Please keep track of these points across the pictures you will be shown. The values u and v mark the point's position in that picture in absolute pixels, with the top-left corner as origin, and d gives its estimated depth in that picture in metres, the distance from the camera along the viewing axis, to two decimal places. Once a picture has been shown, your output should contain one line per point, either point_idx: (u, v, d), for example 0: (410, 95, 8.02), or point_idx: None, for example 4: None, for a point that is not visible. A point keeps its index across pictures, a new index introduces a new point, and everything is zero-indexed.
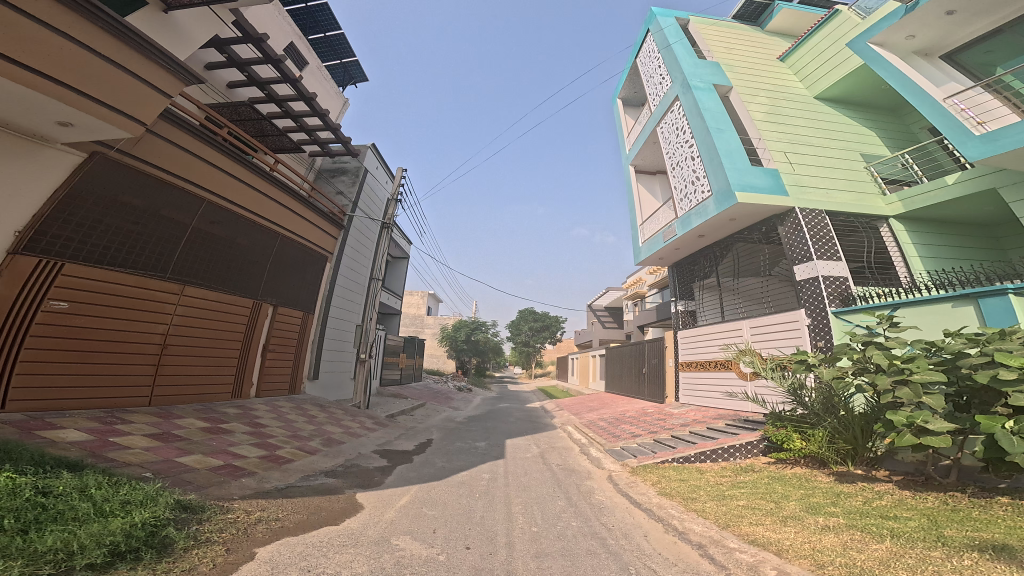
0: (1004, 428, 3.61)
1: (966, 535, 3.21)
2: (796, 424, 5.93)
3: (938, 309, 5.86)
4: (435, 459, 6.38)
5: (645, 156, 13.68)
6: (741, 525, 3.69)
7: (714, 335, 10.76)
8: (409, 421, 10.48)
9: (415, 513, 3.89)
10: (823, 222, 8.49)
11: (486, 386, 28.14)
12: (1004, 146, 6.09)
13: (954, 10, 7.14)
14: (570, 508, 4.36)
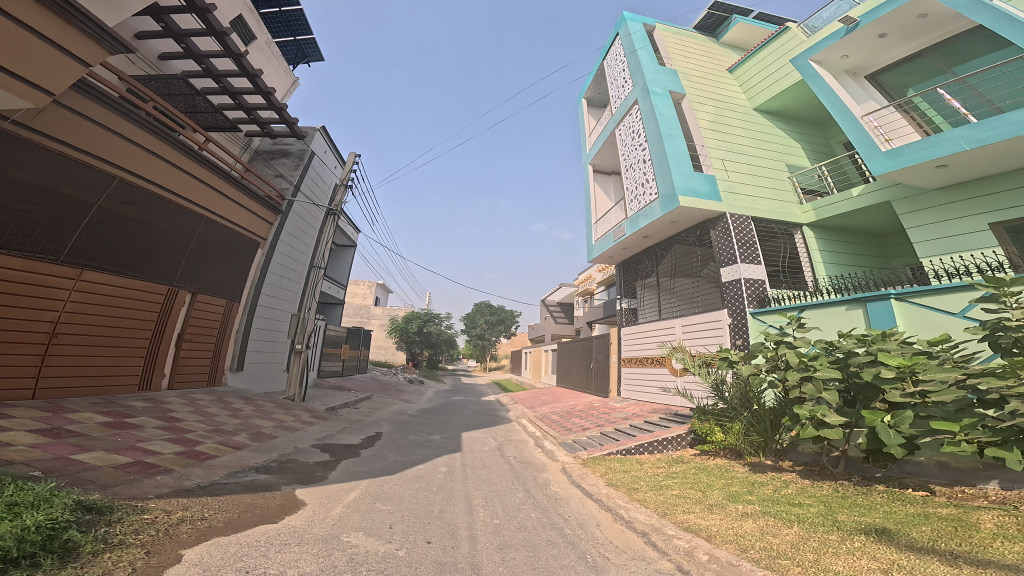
0: (883, 422, 4.14)
1: (855, 519, 3.66)
2: (718, 418, 6.45)
3: (836, 312, 6.57)
4: (387, 453, 6.22)
5: (604, 156, 14.08)
6: (676, 513, 3.96)
7: (651, 332, 11.37)
8: (353, 414, 10.17)
9: (369, 508, 3.79)
10: (748, 227, 9.25)
11: (438, 379, 27.84)
12: (904, 162, 6.76)
13: (886, 32, 7.89)
14: (529, 499, 4.45)
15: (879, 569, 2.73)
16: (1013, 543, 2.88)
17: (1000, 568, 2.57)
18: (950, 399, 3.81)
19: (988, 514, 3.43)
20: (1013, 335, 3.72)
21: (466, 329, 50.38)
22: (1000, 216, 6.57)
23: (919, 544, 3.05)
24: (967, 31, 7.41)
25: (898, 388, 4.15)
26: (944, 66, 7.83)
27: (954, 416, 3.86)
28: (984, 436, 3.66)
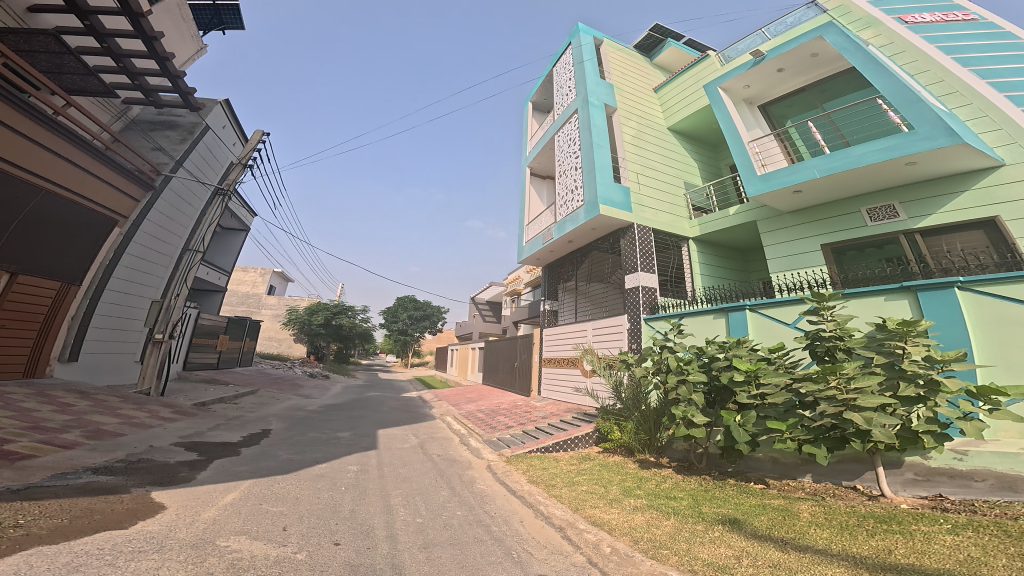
0: (735, 422, 4.82)
1: (715, 510, 4.17)
2: (617, 418, 6.96)
3: (706, 320, 7.44)
4: (278, 451, 5.62)
5: (543, 161, 14.40)
6: (586, 508, 4.15)
7: (568, 334, 11.90)
8: (231, 410, 9.05)
9: (254, 510, 3.38)
10: (649, 238, 10.09)
11: (350, 374, 26.13)
12: (772, 186, 7.80)
13: (784, 67, 8.99)
14: (454, 497, 4.35)
15: (733, 555, 3.12)
16: (824, 528, 3.48)
17: (815, 550, 3.09)
18: (780, 400, 4.52)
19: (805, 504, 4.11)
20: (826, 343, 4.47)
21: (385, 323, 47.95)
22: (830, 238, 7.87)
23: (762, 531, 3.55)
24: (840, 73, 8.75)
25: (746, 390, 4.84)
26: (816, 102, 9.19)
27: (783, 416, 4.54)
28: (800, 433, 4.35)
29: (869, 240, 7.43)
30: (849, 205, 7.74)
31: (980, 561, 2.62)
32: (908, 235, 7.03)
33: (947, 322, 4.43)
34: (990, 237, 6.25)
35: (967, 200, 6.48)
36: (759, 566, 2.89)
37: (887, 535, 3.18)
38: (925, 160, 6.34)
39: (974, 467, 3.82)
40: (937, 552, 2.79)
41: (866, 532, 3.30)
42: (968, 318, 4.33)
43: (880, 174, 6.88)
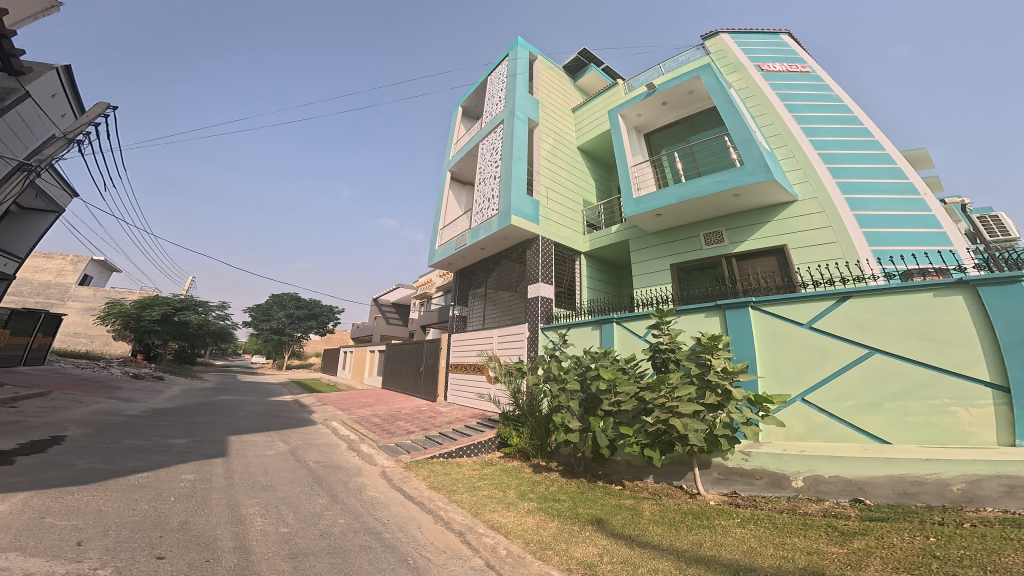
0: (600, 428, 5.21)
1: (589, 511, 4.37)
2: (516, 423, 7.04)
3: (586, 331, 7.98)
4: (81, 461, 4.38)
5: (464, 167, 14.30)
6: (486, 512, 4.05)
7: (473, 340, 11.78)
8: (12, 416, 6.88)
9: (29, 525, 2.53)
10: (550, 251, 10.57)
11: (208, 378, 22.20)
12: (642, 208, 8.67)
13: (667, 101, 9.92)
14: (336, 505, 3.85)
15: (597, 553, 3.28)
16: (658, 525, 3.86)
17: (653, 546, 3.39)
18: (629, 407, 5.00)
19: (648, 503, 4.55)
20: (661, 355, 5.07)
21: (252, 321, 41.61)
22: (676, 259, 9.08)
23: (619, 530, 3.81)
24: (703, 111, 10.12)
25: (607, 398, 5.26)
26: (684, 135, 10.51)
27: (631, 422, 5.02)
28: (642, 437, 4.87)
29: (700, 262, 8.74)
30: (691, 230, 9.02)
31: (756, 551, 3.10)
32: (727, 258, 8.45)
33: (742, 339, 5.37)
34: (779, 263, 7.87)
35: (767, 230, 8.07)
36: (614, 563, 3.08)
37: (699, 530, 3.63)
38: (747, 193, 7.75)
39: (755, 466, 4.52)
40: (730, 545, 3.25)
41: (687, 528, 3.73)
42: (755, 335, 5.32)
43: (720, 202, 8.15)
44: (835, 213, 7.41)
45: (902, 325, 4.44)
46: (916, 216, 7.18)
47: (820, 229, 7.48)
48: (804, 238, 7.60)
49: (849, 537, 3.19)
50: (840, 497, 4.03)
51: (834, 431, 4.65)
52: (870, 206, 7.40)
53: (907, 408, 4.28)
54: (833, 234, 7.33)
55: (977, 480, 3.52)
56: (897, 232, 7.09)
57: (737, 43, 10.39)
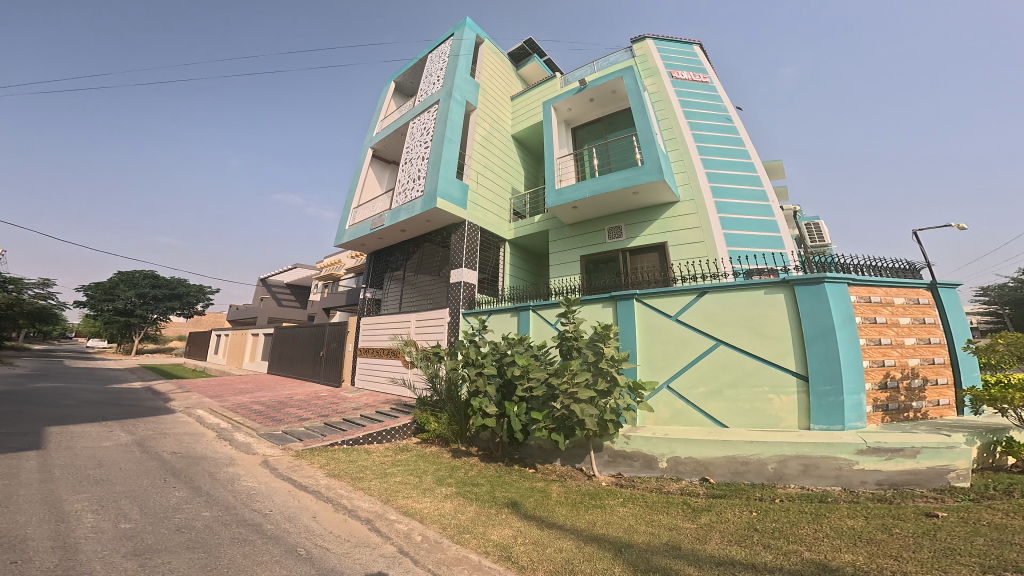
0: (514, 413, 5.37)
1: (507, 494, 4.43)
2: (433, 409, 7.01)
3: (504, 318, 8.12)
4: None
5: (388, 145, 13.64)
6: (398, 498, 4.01)
7: (387, 323, 11.38)
8: None
9: None
10: (475, 237, 10.48)
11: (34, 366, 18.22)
12: (562, 199, 8.94)
13: (594, 98, 10.24)
14: (197, 497, 3.52)
15: (511, 535, 3.34)
16: (563, 506, 4.04)
17: (558, 526, 3.53)
18: (540, 393, 5.19)
19: (554, 485, 4.77)
20: (567, 343, 5.33)
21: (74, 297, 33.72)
22: (584, 250, 9.65)
23: (531, 511, 3.92)
24: (621, 109, 10.64)
25: (520, 384, 5.42)
26: (604, 133, 11.06)
27: (541, 407, 5.23)
28: (549, 422, 5.13)
29: (604, 255, 9.37)
30: (597, 224, 9.61)
31: (632, 528, 3.33)
32: (623, 252, 9.15)
33: (627, 329, 5.95)
34: (658, 258, 8.66)
35: (655, 227, 8.79)
36: (526, 543, 3.16)
37: (592, 510, 3.86)
38: (645, 191, 8.29)
39: (633, 449, 4.93)
40: (615, 523, 3.48)
41: (583, 507, 3.94)
42: (637, 326, 5.91)
43: (623, 199, 8.68)
44: (706, 216, 8.23)
45: (741, 320, 5.21)
46: (764, 221, 8.19)
47: (693, 228, 8.29)
48: (681, 236, 8.41)
49: (697, 514, 3.59)
50: (692, 476, 4.54)
51: (688, 416, 5.37)
52: (732, 210, 8.30)
53: (740, 395, 5.07)
54: (700, 234, 8.19)
55: (784, 460, 4.18)
56: (745, 234, 8.07)
57: (659, 47, 10.62)
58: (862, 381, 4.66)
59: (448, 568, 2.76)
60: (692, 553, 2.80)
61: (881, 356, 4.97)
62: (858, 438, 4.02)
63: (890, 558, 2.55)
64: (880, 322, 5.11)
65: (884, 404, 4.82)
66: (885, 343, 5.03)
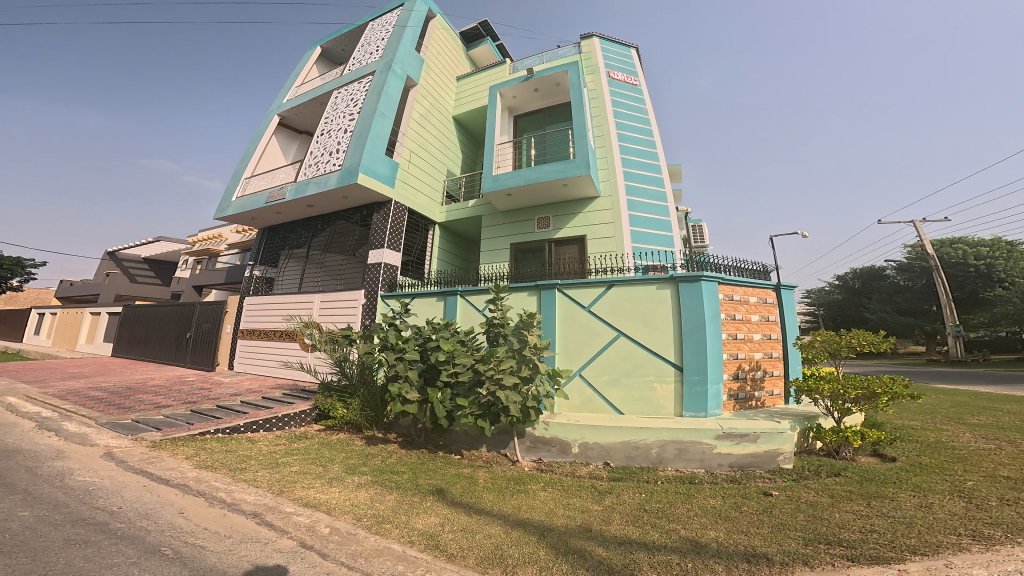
0: (439, 399, 5.31)
1: (430, 481, 4.38)
2: (340, 395, 6.74)
3: (429, 301, 7.88)
4: None
5: (300, 114, 12.76)
6: (294, 490, 3.89)
7: (279, 304, 10.71)
8: None
9: None
10: (402, 218, 9.99)
11: None
12: (498, 185, 8.92)
13: (539, 88, 10.32)
14: (12, 497, 3.09)
15: (439, 522, 3.30)
16: (490, 491, 4.09)
17: (485, 512, 3.56)
18: (466, 379, 5.17)
19: (481, 471, 4.81)
20: (494, 330, 5.39)
21: None
22: (513, 239, 9.78)
23: (459, 498, 3.90)
24: (562, 102, 10.83)
25: (445, 369, 5.34)
26: (543, 124, 11.16)
27: (467, 393, 5.22)
28: (476, 408, 5.16)
29: (530, 244, 9.58)
30: (526, 214, 9.77)
31: (553, 511, 3.49)
32: (548, 243, 9.43)
33: (549, 318, 6.16)
34: (578, 250, 9.09)
35: (578, 221, 9.15)
36: (455, 531, 3.14)
37: (516, 494, 3.96)
38: (574, 184, 8.54)
39: (552, 434, 5.14)
40: (540, 506, 3.62)
41: (508, 493, 4.02)
42: (557, 316, 6.14)
43: (553, 190, 8.89)
44: (619, 215, 8.77)
45: (635, 316, 5.68)
46: (658, 220, 9.02)
47: (607, 223, 8.84)
48: (599, 231, 8.88)
49: (603, 495, 3.86)
50: (597, 460, 4.87)
51: (594, 403, 5.74)
52: (639, 208, 9.01)
53: (634, 384, 5.55)
54: (613, 229, 8.74)
55: (663, 445, 4.64)
56: (646, 231, 8.84)
57: (604, 49, 10.82)
58: (720, 372, 5.37)
59: (369, 560, 2.68)
60: (602, 532, 3.01)
61: (735, 350, 5.72)
62: (716, 425, 4.62)
63: (739, 533, 2.94)
64: (737, 318, 5.84)
65: (734, 394, 5.56)
66: (738, 338, 5.79)
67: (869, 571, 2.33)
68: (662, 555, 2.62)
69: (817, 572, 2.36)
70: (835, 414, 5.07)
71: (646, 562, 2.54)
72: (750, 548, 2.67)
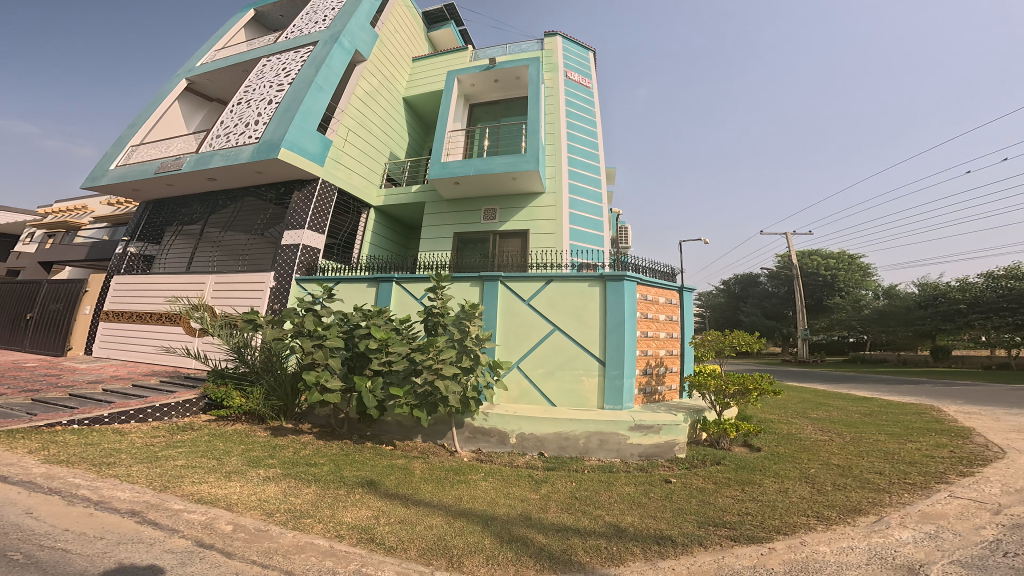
0: (366, 387, 5.14)
1: (356, 473, 4.24)
2: (237, 383, 6.34)
3: (359, 288, 7.47)
4: None
5: (213, 79, 11.72)
6: (181, 486, 3.61)
7: (162, 285, 9.88)
8: None
9: None
10: (329, 199, 9.32)
11: None
12: (446, 173, 8.72)
13: (499, 79, 10.22)
14: None
15: (372, 515, 3.22)
16: (427, 482, 4.05)
17: (425, 503, 3.53)
18: (400, 368, 5.05)
19: (417, 462, 4.74)
20: (433, 319, 5.32)
21: None
22: (458, 229, 9.65)
23: (392, 490, 3.82)
24: (520, 97, 10.79)
25: (376, 357, 5.16)
26: (498, 116, 11.05)
27: (401, 381, 5.10)
28: (411, 399, 5.04)
29: (473, 234, 9.53)
30: (472, 205, 9.67)
31: (495, 501, 3.55)
32: (493, 234, 9.42)
33: (490, 309, 6.19)
34: (521, 244, 9.22)
35: (522, 215, 9.26)
36: (392, 523, 3.07)
37: (456, 484, 3.98)
38: (523, 178, 8.62)
39: (491, 425, 5.23)
40: (481, 496, 3.67)
41: (448, 484, 4.01)
42: (498, 307, 6.19)
43: (500, 183, 8.88)
44: (562, 212, 9.02)
45: (573, 312, 5.90)
46: (593, 220, 9.45)
47: (550, 220, 9.04)
48: (542, 227, 9.06)
49: (539, 484, 4.01)
50: (533, 450, 5.03)
51: (530, 396, 5.91)
52: (578, 207, 9.33)
53: (565, 376, 5.80)
54: (554, 226, 8.97)
55: (588, 435, 4.91)
56: (581, 229, 9.21)
57: (565, 49, 10.94)
58: (634, 366, 5.78)
59: (289, 556, 2.57)
60: (540, 520, 3.14)
61: (645, 347, 6.19)
62: (629, 416, 4.94)
63: (650, 517, 3.21)
64: (647, 317, 6.31)
65: (642, 388, 6.03)
66: (648, 335, 6.27)
67: (748, 549, 2.65)
68: (593, 540, 2.80)
69: (710, 550, 2.65)
70: (718, 407, 5.71)
71: (580, 548, 2.68)
72: (660, 532, 2.92)
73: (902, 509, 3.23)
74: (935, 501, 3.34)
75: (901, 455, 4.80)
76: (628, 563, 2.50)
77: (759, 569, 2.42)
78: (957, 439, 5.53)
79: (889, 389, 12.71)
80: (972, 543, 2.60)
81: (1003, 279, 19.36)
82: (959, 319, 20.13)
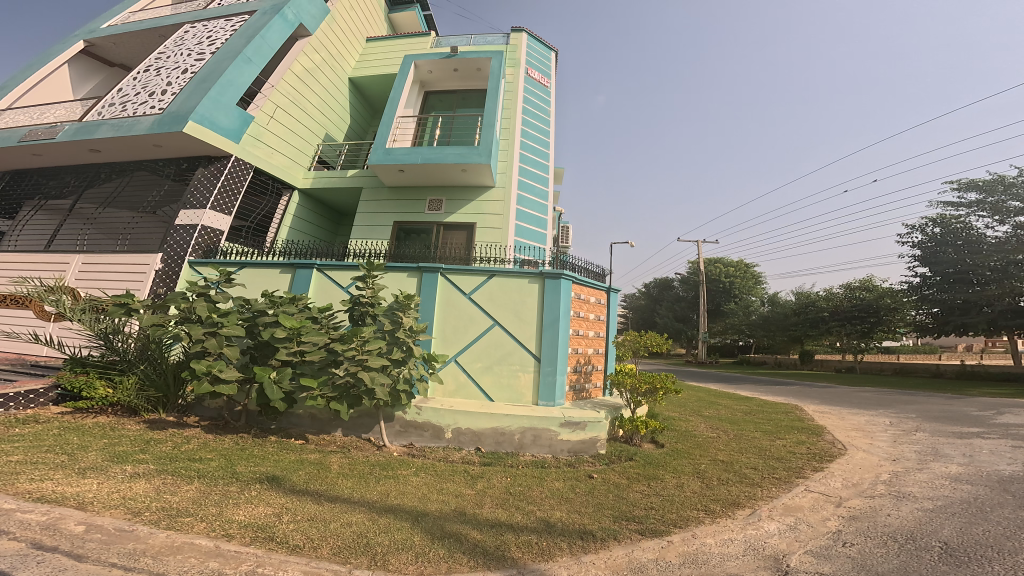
0: (270, 377, 4.82)
1: (252, 469, 3.93)
2: (101, 371, 5.60)
3: (270, 273, 6.87)
4: None
5: (118, 45, 10.27)
6: (16, 484, 3.13)
7: (11, 265, 8.43)
8: None
9: None
10: (242, 178, 8.44)
11: None
12: (392, 159, 8.35)
13: (457, 69, 9.97)
14: None
15: (272, 513, 3.02)
16: (347, 478, 3.89)
17: (343, 499, 3.39)
18: (316, 359, 4.79)
19: (335, 457, 4.53)
20: (360, 309, 5.10)
21: None
22: (399, 217, 9.30)
23: (300, 486, 3.62)
24: (477, 89, 10.60)
25: (286, 346, 4.82)
26: (454, 105, 10.74)
27: (316, 373, 4.84)
28: (328, 390, 4.79)
29: (416, 224, 9.26)
30: (417, 193, 9.37)
31: (426, 497, 3.52)
32: (437, 225, 9.21)
33: (427, 301, 6.05)
34: (466, 238, 9.12)
35: (469, 209, 9.16)
36: (298, 521, 2.92)
37: (382, 481, 3.86)
38: (472, 171, 8.51)
39: (424, 419, 5.15)
40: (410, 492, 3.61)
41: (373, 479, 3.89)
42: (436, 299, 6.08)
43: (449, 174, 8.71)
44: (509, 208, 9.06)
45: (512, 308, 5.98)
46: (537, 218, 9.64)
47: (496, 215, 9.04)
48: (488, 221, 9.03)
49: (474, 480, 4.04)
50: (468, 444, 5.05)
51: (467, 390, 5.92)
52: (525, 204, 9.44)
53: (502, 371, 5.87)
54: (501, 222, 8.99)
55: (523, 432, 5.04)
56: (527, 227, 9.37)
57: (529, 46, 10.94)
58: (566, 365, 5.98)
59: (161, 558, 2.36)
60: (474, 516, 3.17)
61: (576, 345, 6.47)
62: (560, 413, 5.13)
63: (575, 512, 3.38)
64: (580, 317, 6.60)
65: (572, 385, 6.31)
66: (579, 334, 6.54)
67: (651, 542, 2.90)
68: (525, 535, 2.89)
69: (623, 544, 2.86)
70: (632, 405, 6.12)
71: (512, 544, 2.76)
72: (583, 526, 3.10)
73: (770, 502, 3.73)
74: (795, 494, 3.89)
75: (772, 451, 5.51)
76: (556, 559, 2.61)
77: (660, 562, 2.65)
78: (812, 436, 6.48)
79: (771, 389, 14.43)
80: (821, 534, 3.06)
81: (857, 290, 22.74)
82: (821, 326, 23.31)
